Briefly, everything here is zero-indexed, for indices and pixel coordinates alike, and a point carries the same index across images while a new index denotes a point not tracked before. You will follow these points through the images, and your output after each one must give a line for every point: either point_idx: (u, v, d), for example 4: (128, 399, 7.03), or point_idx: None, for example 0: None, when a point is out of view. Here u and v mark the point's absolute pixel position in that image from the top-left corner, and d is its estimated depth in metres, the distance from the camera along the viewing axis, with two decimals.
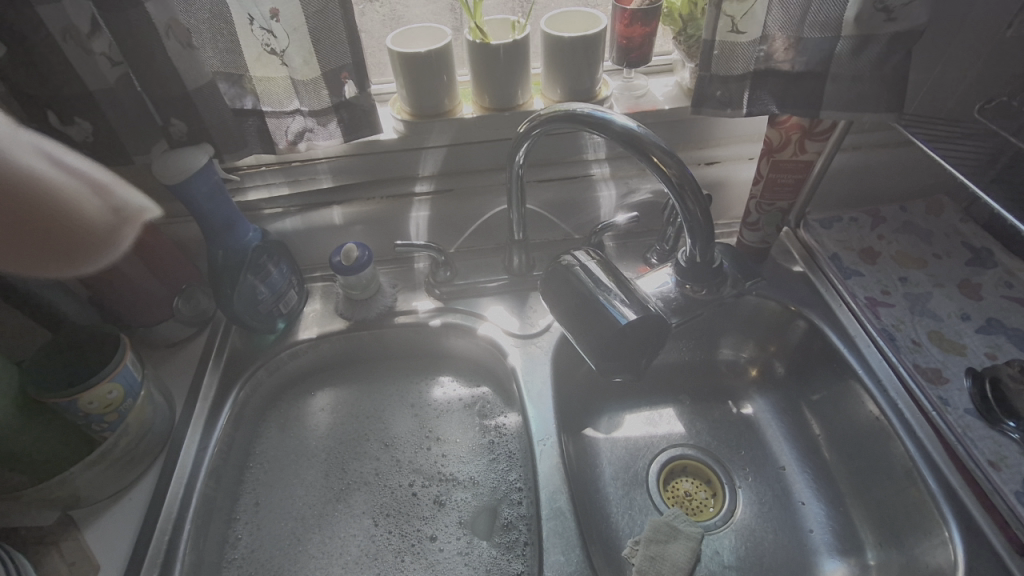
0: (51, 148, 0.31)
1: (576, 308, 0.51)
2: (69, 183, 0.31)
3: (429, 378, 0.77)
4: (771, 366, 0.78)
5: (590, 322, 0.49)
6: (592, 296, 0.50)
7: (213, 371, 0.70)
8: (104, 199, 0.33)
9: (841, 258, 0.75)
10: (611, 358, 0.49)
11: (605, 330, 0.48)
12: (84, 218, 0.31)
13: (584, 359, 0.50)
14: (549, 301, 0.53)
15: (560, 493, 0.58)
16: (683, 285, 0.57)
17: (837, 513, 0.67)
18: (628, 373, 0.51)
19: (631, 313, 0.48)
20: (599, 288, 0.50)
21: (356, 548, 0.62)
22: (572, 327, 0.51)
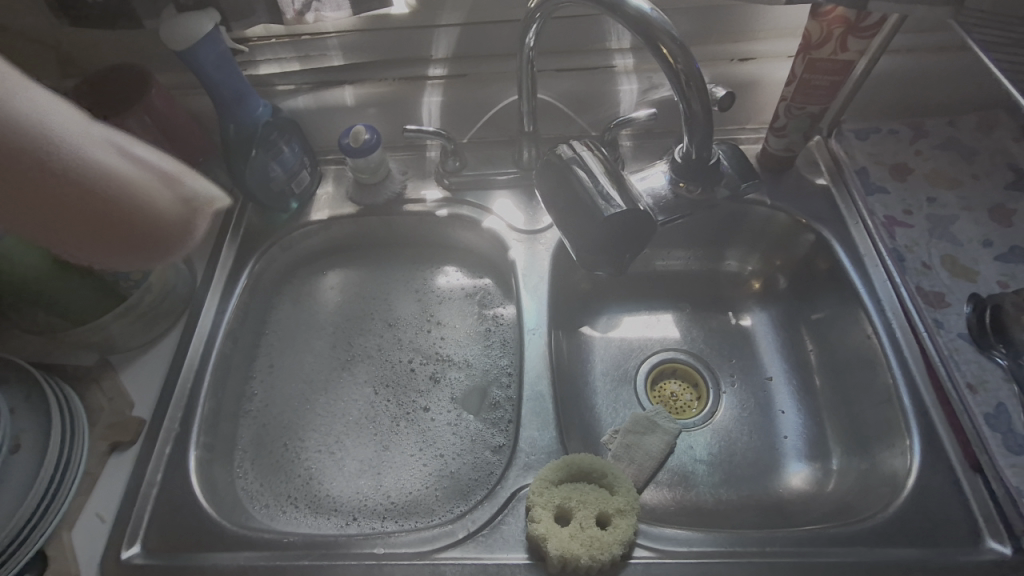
0: (120, 141, 0.33)
1: (567, 201, 0.50)
2: (138, 175, 0.33)
3: (435, 267, 0.80)
4: (775, 280, 0.78)
5: (577, 214, 0.49)
6: (583, 189, 0.49)
7: (230, 243, 0.74)
8: (178, 192, 0.35)
9: (869, 173, 0.71)
10: (595, 251, 0.50)
11: (591, 223, 0.49)
12: (157, 212, 0.34)
13: (569, 249, 0.51)
14: (542, 195, 0.53)
15: (542, 378, 0.62)
16: (676, 184, 0.56)
17: (812, 423, 0.69)
18: (610, 268, 0.52)
19: (616, 207, 0.48)
20: (590, 179, 0.50)
21: (356, 410, 0.69)
22: (562, 219, 0.51)
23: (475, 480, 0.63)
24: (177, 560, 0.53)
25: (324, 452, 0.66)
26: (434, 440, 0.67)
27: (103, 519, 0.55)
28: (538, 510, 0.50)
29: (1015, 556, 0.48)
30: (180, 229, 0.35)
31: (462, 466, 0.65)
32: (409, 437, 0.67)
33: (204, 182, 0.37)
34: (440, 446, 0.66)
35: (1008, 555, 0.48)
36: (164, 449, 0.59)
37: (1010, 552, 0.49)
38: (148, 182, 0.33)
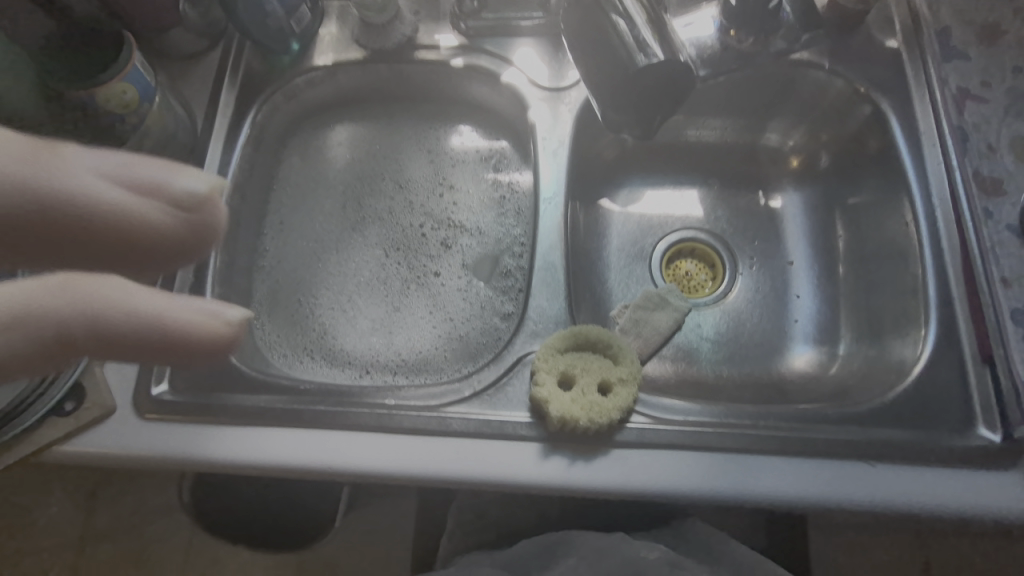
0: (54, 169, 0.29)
1: (595, 50, 0.44)
2: (139, 208, 0.31)
3: (449, 125, 0.74)
4: (817, 158, 0.71)
5: (603, 66, 0.44)
6: (616, 35, 0.43)
7: (230, 87, 0.68)
8: (230, 317, 0.34)
9: (952, 35, 0.62)
10: (621, 111, 0.46)
11: (623, 77, 0.43)
12: (157, 236, 0.31)
13: (594, 109, 0.47)
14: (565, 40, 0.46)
15: (556, 249, 0.60)
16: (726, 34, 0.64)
17: (828, 310, 0.68)
18: (637, 130, 0.48)
19: (657, 57, 0.43)
20: (625, 23, 0.43)
21: (368, 272, 0.69)
22: (587, 74, 0.45)
23: (484, 343, 0.65)
24: (196, 398, 0.57)
25: (337, 309, 0.68)
26: (444, 305, 0.67)
27: (131, 359, 0.58)
28: (542, 376, 0.51)
29: (1002, 444, 0.49)
30: (187, 240, 0.33)
31: (471, 330, 0.66)
32: (419, 300, 0.68)
33: (188, 175, 0.33)
34: (450, 310, 0.67)
35: (996, 443, 0.49)
36: None
37: (999, 439, 0.49)
38: (207, 321, 0.33)
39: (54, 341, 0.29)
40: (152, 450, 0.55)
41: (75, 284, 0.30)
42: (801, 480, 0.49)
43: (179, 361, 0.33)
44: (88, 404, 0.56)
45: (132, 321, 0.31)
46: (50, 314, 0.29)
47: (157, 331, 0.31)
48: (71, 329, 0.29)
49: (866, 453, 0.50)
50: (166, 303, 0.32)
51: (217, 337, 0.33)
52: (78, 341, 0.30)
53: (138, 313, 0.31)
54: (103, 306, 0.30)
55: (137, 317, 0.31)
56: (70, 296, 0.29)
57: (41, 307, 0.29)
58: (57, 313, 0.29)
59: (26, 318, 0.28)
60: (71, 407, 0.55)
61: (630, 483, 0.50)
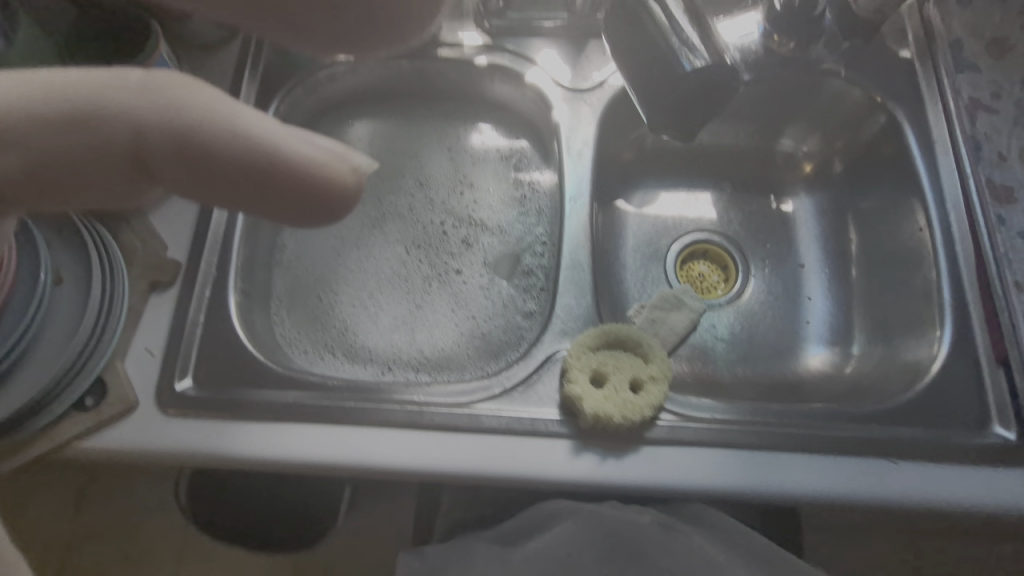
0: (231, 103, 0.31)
1: (638, 49, 0.45)
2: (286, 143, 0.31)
3: (469, 123, 0.74)
4: (830, 164, 0.73)
5: (645, 62, 0.45)
6: (659, 36, 0.44)
7: (251, 80, 0.68)
8: (351, 161, 0.33)
9: (963, 47, 0.64)
10: (660, 112, 0.47)
11: (665, 79, 0.44)
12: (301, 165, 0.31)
13: (634, 107, 0.48)
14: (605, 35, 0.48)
15: (582, 248, 0.61)
16: (768, 37, 0.66)
17: (840, 311, 0.70)
18: (674, 132, 0.48)
19: (700, 62, 0.43)
20: (669, 25, 0.44)
21: (389, 269, 0.69)
22: (629, 71, 0.47)
23: (507, 341, 0.66)
24: (221, 393, 0.56)
25: (359, 306, 0.68)
26: (466, 302, 0.68)
27: (153, 354, 0.57)
28: (575, 373, 0.52)
29: (1017, 442, 0.51)
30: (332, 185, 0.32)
31: (494, 328, 0.66)
32: (441, 298, 0.68)
33: None
34: (472, 308, 0.67)
35: (1010, 440, 0.51)
36: (204, 291, 0.60)
37: (1013, 437, 0.51)
38: (323, 158, 0.31)
39: (131, 148, 0.30)
40: (176, 447, 0.54)
41: (165, 88, 0.30)
42: (827, 477, 0.50)
43: (277, 206, 0.31)
44: (111, 401, 0.54)
45: (229, 141, 0.30)
46: (128, 117, 0.29)
47: (262, 157, 0.30)
48: (150, 135, 0.30)
49: (889, 451, 0.51)
50: (277, 131, 0.31)
51: (330, 177, 0.31)
52: (153, 152, 0.30)
53: (236, 131, 0.30)
54: (200, 117, 0.30)
55: (233, 135, 0.30)
56: (161, 103, 0.30)
57: (127, 110, 0.29)
58: (146, 120, 0.29)
59: (105, 120, 0.29)
60: (92, 403, 0.54)
61: (661, 480, 0.51)
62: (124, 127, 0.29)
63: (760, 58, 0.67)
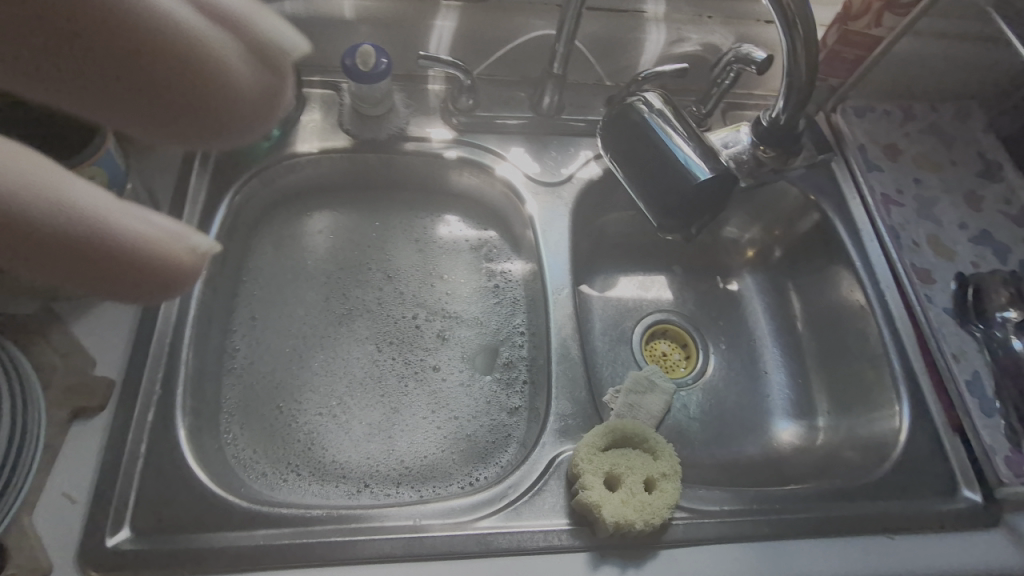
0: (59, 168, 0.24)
1: (646, 164, 0.49)
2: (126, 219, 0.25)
3: (435, 214, 0.73)
4: (771, 250, 0.80)
5: (654, 174, 0.49)
6: (665, 151, 0.48)
7: (200, 173, 0.62)
8: (197, 242, 0.28)
9: (867, 151, 0.75)
10: (672, 217, 0.49)
11: (677, 188, 0.48)
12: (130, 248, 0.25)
13: (645, 215, 0.50)
14: (608, 147, 0.52)
15: (571, 340, 0.60)
16: (757, 148, 0.60)
17: (796, 383, 0.74)
18: (682, 234, 0.51)
19: (707, 171, 0.47)
20: (672, 141, 0.48)
21: (359, 369, 0.64)
22: (638, 183, 0.50)
23: (493, 442, 0.62)
24: (169, 542, 0.47)
25: (326, 414, 0.61)
26: (446, 402, 0.63)
27: (76, 501, 0.47)
28: (589, 478, 0.50)
29: (984, 503, 0.56)
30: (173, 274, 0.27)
31: (478, 428, 0.62)
32: (419, 398, 0.63)
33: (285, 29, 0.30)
34: (453, 408, 0.63)
35: (979, 502, 0.56)
36: (145, 417, 0.51)
37: (979, 499, 0.57)
38: (161, 236, 0.26)
39: None
40: None
41: None
42: (830, 559, 0.52)
43: (110, 291, 0.26)
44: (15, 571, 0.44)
45: (57, 215, 0.23)
46: None
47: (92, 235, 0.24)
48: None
49: (884, 526, 0.54)
50: (112, 206, 0.25)
51: (166, 259, 0.26)
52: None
53: (58, 201, 0.23)
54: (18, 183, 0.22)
55: (62, 209, 0.23)
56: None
57: None
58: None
59: None
60: None
61: None
62: None
63: (749, 167, 0.60)
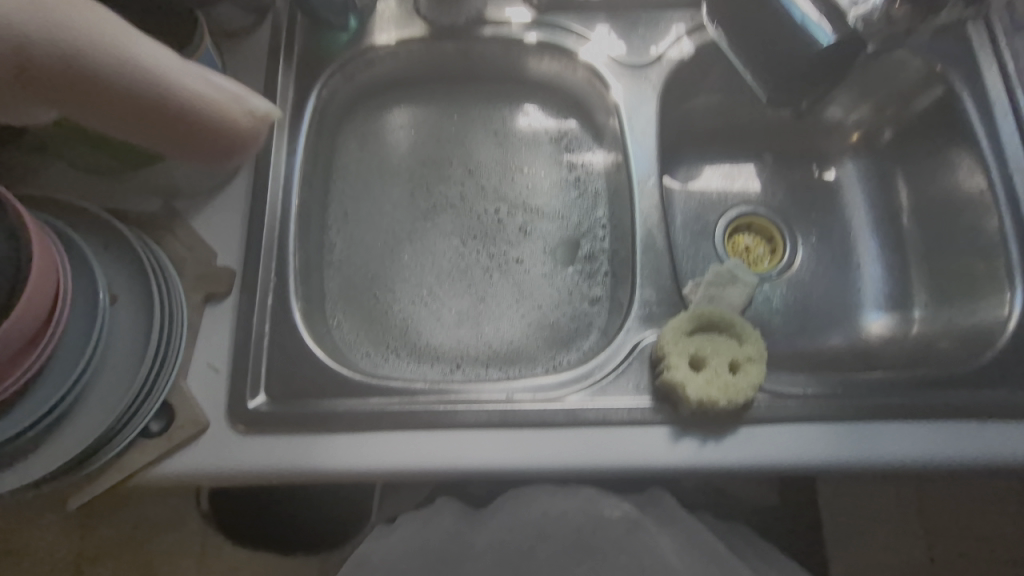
0: (167, 51, 0.41)
1: (762, 36, 0.51)
2: (204, 91, 0.43)
3: (514, 105, 0.71)
4: (879, 132, 0.73)
5: (768, 46, 0.51)
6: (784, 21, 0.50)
7: (287, 69, 0.63)
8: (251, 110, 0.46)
9: (1015, 8, 0.65)
10: (784, 89, 0.53)
11: (796, 58, 0.50)
12: (206, 116, 0.43)
13: (755, 90, 0.54)
14: (722, 15, 0.53)
15: (657, 230, 0.60)
16: (893, 5, 0.56)
17: (893, 276, 0.71)
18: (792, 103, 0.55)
19: (831, 36, 0.49)
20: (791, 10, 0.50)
21: (446, 261, 0.67)
22: (751, 57, 0.53)
23: (576, 329, 0.64)
24: (299, 406, 0.53)
25: (419, 303, 0.65)
26: (530, 292, 0.66)
27: (218, 369, 0.54)
28: (674, 359, 0.52)
29: None
30: (246, 135, 0.46)
31: (561, 316, 0.65)
32: (503, 288, 0.66)
33: None
34: (537, 298, 0.66)
35: None
36: (266, 300, 0.57)
37: None
38: (221, 99, 0.44)
39: (14, 70, 0.34)
40: (256, 466, 0.52)
41: (57, 16, 0.35)
42: (917, 442, 0.52)
43: (158, 138, 0.42)
44: (181, 424, 0.51)
45: (125, 75, 0.38)
46: (36, 44, 0.34)
47: (154, 92, 0.40)
48: (28, 49, 0.34)
49: (979, 412, 0.53)
50: (172, 68, 0.41)
51: (227, 116, 0.44)
52: (35, 69, 0.35)
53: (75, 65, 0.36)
54: (101, 56, 0.37)
55: (131, 70, 0.38)
56: (58, 34, 0.35)
57: (25, 39, 0.34)
58: (28, 39, 0.34)
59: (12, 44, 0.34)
60: (157, 429, 0.51)
61: (761, 459, 0.51)
62: (47, 47, 0.35)
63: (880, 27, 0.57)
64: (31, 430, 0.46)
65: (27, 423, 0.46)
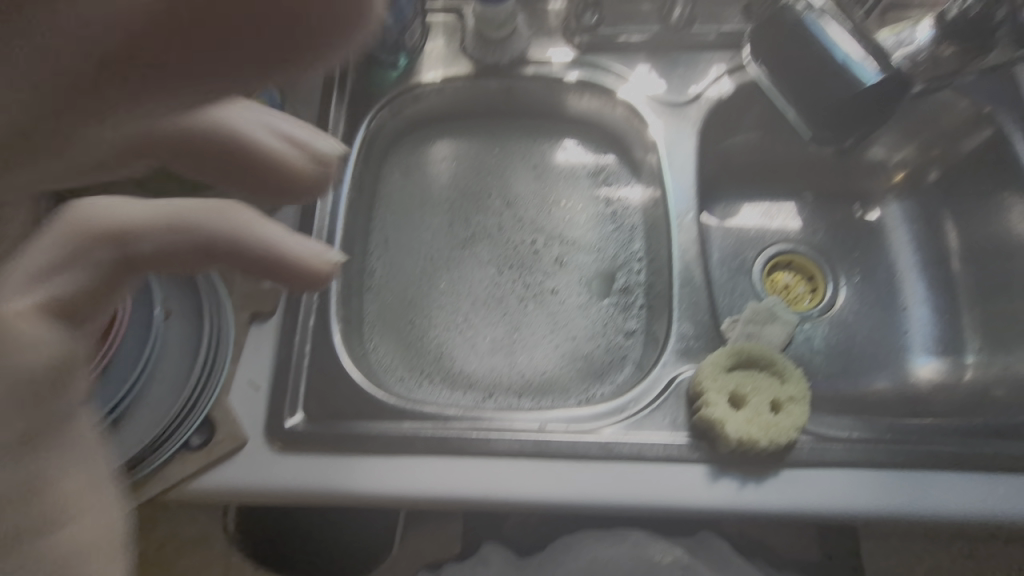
0: (254, 218, 0.42)
1: (802, 72, 0.52)
2: (292, 247, 0.45)
3: (553, 140, 0.73)
4: (925, 172, 0.72)
5: (806, 83, 0.52)
6: (825, 59, 0.51)
7: (339, 103, 0.67)
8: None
9: None
10: (829, 126, 0.53)
11: (839, 95, 0.50)
12: (300, 260, 0.45)
13: (797, 126, 0.54)
14: (766, 55, 0.54)
15: (695, 264, 0.60)
16: (940, 46, 0.56)
17: (943, 319, 0.68)
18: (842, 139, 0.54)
19: (876, 76, 0.49)
20: (830, 47, 0.51)
21: (482, 289, 0.68)
22: (789, 91, 0.54)
23: (610, 361, 0.64)
24: (335, 427, 0.54)
25: (454, 329, 0.66)
26: (565, 323, 0.66)
27: (259, 387, 0.56)
28: (713, 396, 0.51)
29: None
30: (319, 279, 0.47)
31: (595, 348, 0.65)
32: (538, 318, 0.66)
33: (323, 139, 0.41)
34: (571, 329, 0.66)
35: None
36: (308, 321, 0.59)
37: None
38: (287, 251, 0.44)
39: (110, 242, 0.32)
40: (290, 486, 0.52)
41: (189, 213, 0.37)
42: (976, 494, 0.49)
43: (287, 282, 0.45)
44: (220, 438, 0.52)
45: (233, 240, 0.40)
46: (136, 222, 0.34)
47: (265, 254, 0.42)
48: (133, 234, 0.33)
49: None
50: (269, 236, 0.43)
51: (314, 271, 0.46)
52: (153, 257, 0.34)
53: (183, 223, 0.37)
54: (251, 241, 0.41)
55: (248, 237, 0.41)
56: (184, 225, 0.37)
57: (134, 225, 0.34)
58: (186, 219, 0.37)
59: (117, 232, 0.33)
60: (198, 443, 0.52)
61: (806, 505, 0.49)
62: (142, 221, 0.34)
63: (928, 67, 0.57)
64: None
65: None
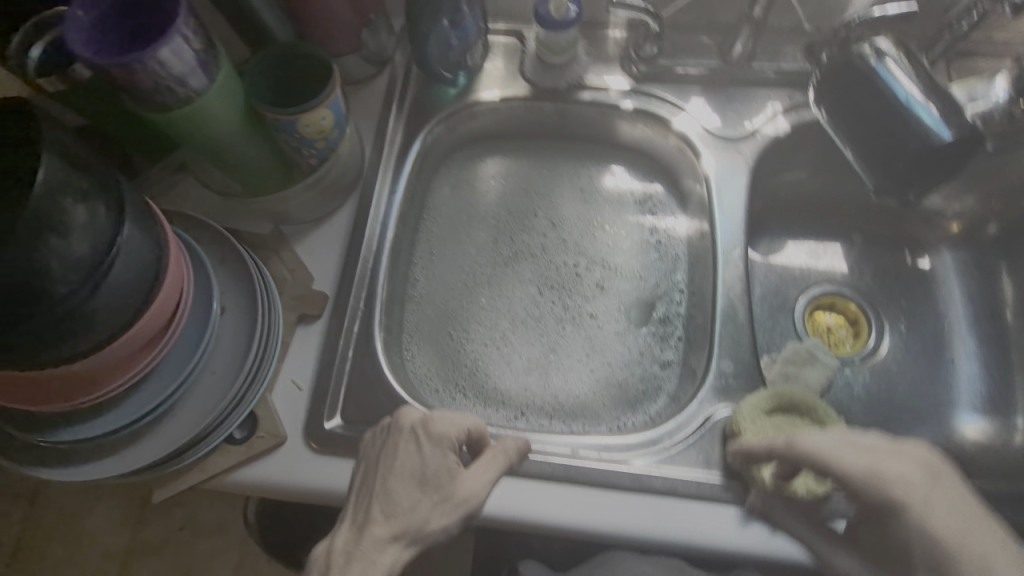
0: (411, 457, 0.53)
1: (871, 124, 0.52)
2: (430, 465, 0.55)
3: (602, 165, 0.74)
4: (982, 225, 0.70)
5: (874, 138, 0.52)
6: (896, 113, 0.51)
7: (398, 117, 0.69)
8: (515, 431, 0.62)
9: None
10: (895, 182, 0.52)
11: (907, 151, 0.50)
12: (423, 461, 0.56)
13: (861, 177, 0.54)
14: (832, 101, 0.54)
15: (739, 303, 0.60)
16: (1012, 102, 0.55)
17: (992, 379, 0.67)
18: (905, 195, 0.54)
19: (948, 137, 0.49)
20: (900, 102, 0.51)
21: (521, 308, 0.69)
22: (855, 142, 0.53)
23: (644, 391, 0.64)
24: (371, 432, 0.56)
25: (491, 346, 0.67)
26: (601, 348, 0.66)
27: (301, 387, 0.58)
28: (751, 438, 0.51)
29: None
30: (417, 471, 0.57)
31: (629, 376, 0.65)
32: (575, 341, 0.67)
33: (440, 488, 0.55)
34: (607, 355, 0.66)
35: None
36: (352, 327, 0.61)
37: None
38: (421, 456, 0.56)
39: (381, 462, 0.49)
40: (323, 486, 0.54)
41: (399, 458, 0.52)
42: None
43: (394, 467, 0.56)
44: (262, 434, 0.55)
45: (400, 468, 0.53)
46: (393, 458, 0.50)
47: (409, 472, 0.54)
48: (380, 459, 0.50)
49: None
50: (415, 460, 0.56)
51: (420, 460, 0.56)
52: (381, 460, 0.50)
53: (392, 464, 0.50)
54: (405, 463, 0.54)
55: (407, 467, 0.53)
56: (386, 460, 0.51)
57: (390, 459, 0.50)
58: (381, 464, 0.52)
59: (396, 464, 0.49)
60: (242, 436, 0.55)
61: None
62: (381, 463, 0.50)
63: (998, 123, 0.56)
64: (136, 423, 0.50)
65: (132, 418, 0.50)
